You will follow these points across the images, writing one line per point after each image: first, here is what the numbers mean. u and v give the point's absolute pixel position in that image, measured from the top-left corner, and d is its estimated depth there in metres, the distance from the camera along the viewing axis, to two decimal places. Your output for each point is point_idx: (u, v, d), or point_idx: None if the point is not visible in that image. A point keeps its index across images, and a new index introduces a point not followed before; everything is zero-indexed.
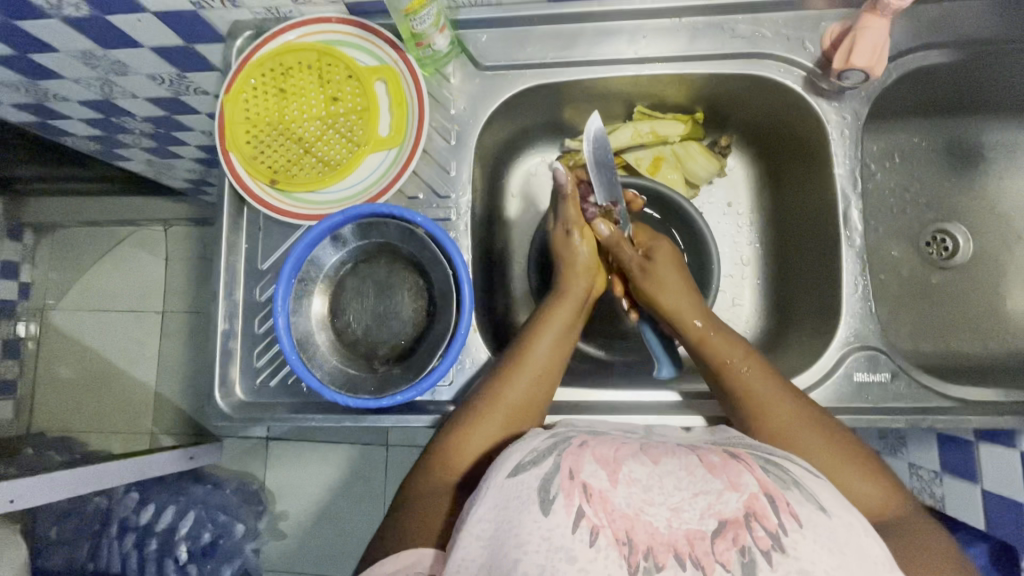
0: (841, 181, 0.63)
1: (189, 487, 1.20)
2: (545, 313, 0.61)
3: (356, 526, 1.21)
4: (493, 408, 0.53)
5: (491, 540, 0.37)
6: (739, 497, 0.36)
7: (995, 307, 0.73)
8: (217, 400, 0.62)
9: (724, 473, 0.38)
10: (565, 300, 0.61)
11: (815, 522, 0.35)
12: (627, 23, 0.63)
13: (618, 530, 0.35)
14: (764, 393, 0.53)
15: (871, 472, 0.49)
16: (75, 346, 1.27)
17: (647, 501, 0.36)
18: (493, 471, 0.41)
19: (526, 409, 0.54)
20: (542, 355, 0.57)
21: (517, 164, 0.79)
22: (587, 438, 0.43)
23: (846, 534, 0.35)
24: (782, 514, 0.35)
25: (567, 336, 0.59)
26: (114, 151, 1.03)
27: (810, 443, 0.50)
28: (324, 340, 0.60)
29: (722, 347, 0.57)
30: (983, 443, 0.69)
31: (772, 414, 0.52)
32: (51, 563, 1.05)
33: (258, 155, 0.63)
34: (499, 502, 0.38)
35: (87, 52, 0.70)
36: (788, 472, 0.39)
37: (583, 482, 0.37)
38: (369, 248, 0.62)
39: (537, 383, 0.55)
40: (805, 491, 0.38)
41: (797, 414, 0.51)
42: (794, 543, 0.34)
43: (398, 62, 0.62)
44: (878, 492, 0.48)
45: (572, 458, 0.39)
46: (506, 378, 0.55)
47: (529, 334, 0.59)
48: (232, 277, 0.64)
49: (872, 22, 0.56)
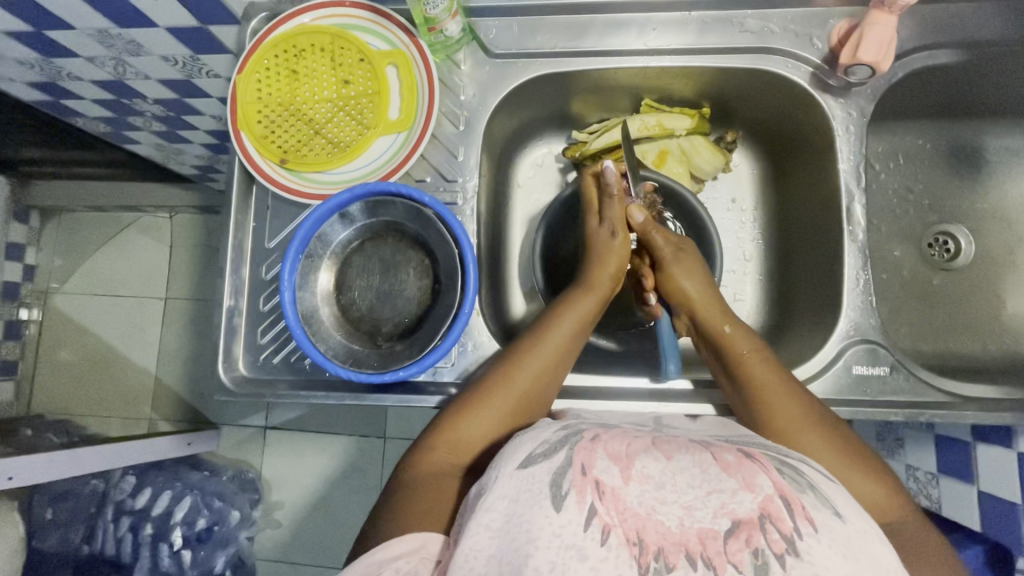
0: (845, 176, 0.64)
1: (186, 473, 1.21)
2: (567, 299, 0.61)
3: (352, 515, 1.21)
4: (504, 390, 0.54)
5: (500, 531, 0.37)
6: (754, 498, 0.36)
7: (996, 310, 0.73)
8: (220, 374, 0.62)
9: (739, 474, 0.38)
10: (590, 288, 0.61)
11: (829, 527, 0.35)
12: (636, 15, 0.64)
13: (629, 529, 0.35)
14: (777, 388, 0.53)
15: (872, 470, 0.49)
16: (75, 329, 1.32)
17: (660, 500, 0.36)
18: (504, 460, 0.42)
19: (534, 392, 0.55)
20: (560, 343, 0.57)
21: (523, 155, 0.79)
22: (598, 432, 0.43)
23: (858, 540, 0.35)
24: (798, 518, 0.35)
25: (586, 325, 0.60)
26: (123, 134, 1.04)
27: (813, 439, 0.50)
28: (328, 315, 0.61)
29: (738, 342, 0.58)
30: (980, 443, 0.69)
31: (783, 409, 0.52)
32: (48, 543, 1.03)
33: (269, 135, 0.64)
34: (510, 492, 0.38)
35: (103, 31, 0.71)
36: (802, 475, 0.39)
37: (595, 478, 0.37)
38: (376, 227, 0.63)
39: (551, 371, 0.56)
40: (821, 495, 0.38)
41: (803, 409, 0.52)
42: (808, 548, 0.34)
43: (409, 46, 0.63)
44: (876, 493, 0.48)
45: (584, 453, 0.39)
46: (518, 361, 0.56)
47: (550, 318, 0.59)
48: (238, 255, 0.64)
49: (880, 18, 0.57)
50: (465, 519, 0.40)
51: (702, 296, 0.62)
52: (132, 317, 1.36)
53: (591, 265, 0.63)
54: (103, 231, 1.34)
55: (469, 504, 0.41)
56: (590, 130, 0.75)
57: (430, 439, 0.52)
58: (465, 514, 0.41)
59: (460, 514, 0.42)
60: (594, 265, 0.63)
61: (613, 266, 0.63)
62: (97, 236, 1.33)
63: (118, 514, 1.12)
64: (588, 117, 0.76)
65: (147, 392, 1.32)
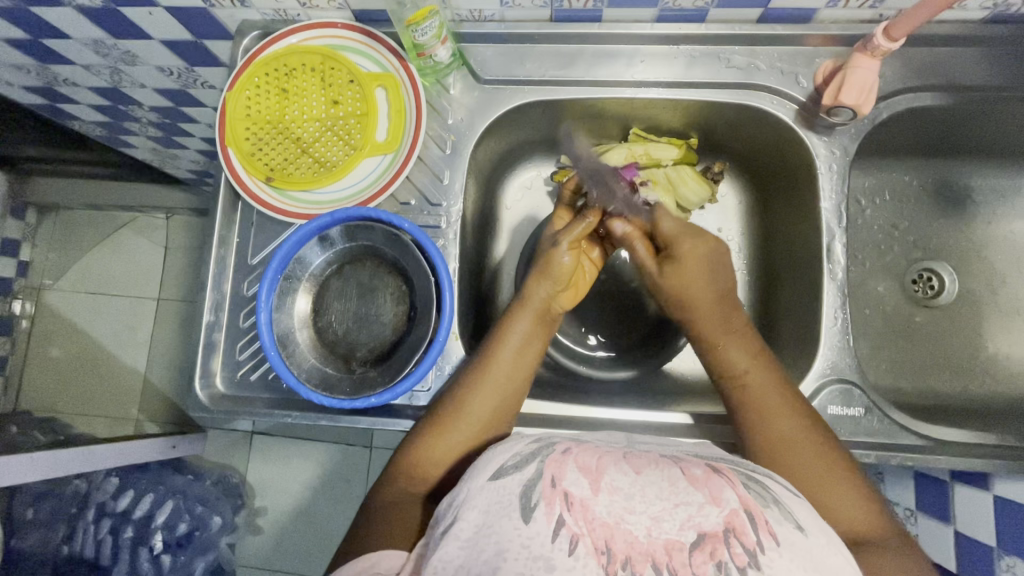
0: (827, 215, 0.64)
1: (169, 477, 1.18)
2: (500, 331, 0.58)
3: (332, 527, 1.20)
4: (455, 419, 0.53)
5: (468, 541, 0.37)
6: (720, 513, 0.36)
7: (977, 349, 0.73)
8: (197, 391, 0.62)
9: (705, 487, 0.38)
10: (523, 306, 0.59)
11: (792, 542, 0.36)
12: (625, 47, 0.65)
13: (597, 539, 0.35)
14: (769, 403, 0.52)
15: (856, 490, 0.48)
16: (66, 325, 1.30)
17: (628, 510, 0.36)
18: (475, 474, 0.41)
19: (491, 417, 0.54)
20: (506, 366, 0.56)
21: (511, 177, 0.80)
22: (571, 445, 0.43)
23: (820, 553, 0.36)
24: (761, 532, 0.36)
25: (530, 345, 0.58)
26: (119, 137, 1.04)
27: (801, 456, 0.49)
28: (305, 337, 0.61)
29: (732, 359, 0.55)
30: (957, 484, 0.69)
31: (777, 426, 0.51)
32: (27, 543, 1.03)
33: (256, 152, 0.64)
34: (482, 503, 0.38)
35: (98, 41, 0.71)
36: (768, 490, 0.40)
37: (564, 490, 0.37)
38: (356, 251, 0.63)
39: (500, 393, 0.55)
40: (784, 509, 0.38)
41: (797, 433, 0.50)
42: (769, 562, 0.34)
43: (399, 70, 0.64)
44: (859, 516, 0.47)
45: (555, 466, 0.39)
46: (474, 390, 0.55)
47: (490, 340, 0.58)
48: (221, 270, 0.65)
49: (862, 62, 0.58)
50: (437, 532, 0.39)
51: (704, 306, 0.56)
52: (125, 316, 1.32)
53: (531, 277, 0.61)
54: (97, 229, 1.32)
55: (440, 523, 0.40)
56: (578, 156, 0.75)
57: (392, 473, 0.52)
58: (432, 534, 0.40)
59: (421, 541, 0.41)
60: (532, 278, 0.61)
61: (541, 291, 0.59)
62: (91, 235, 1.32)
63: (100, 516, 1.10)
64: None
65: (133, 391, 1.28)
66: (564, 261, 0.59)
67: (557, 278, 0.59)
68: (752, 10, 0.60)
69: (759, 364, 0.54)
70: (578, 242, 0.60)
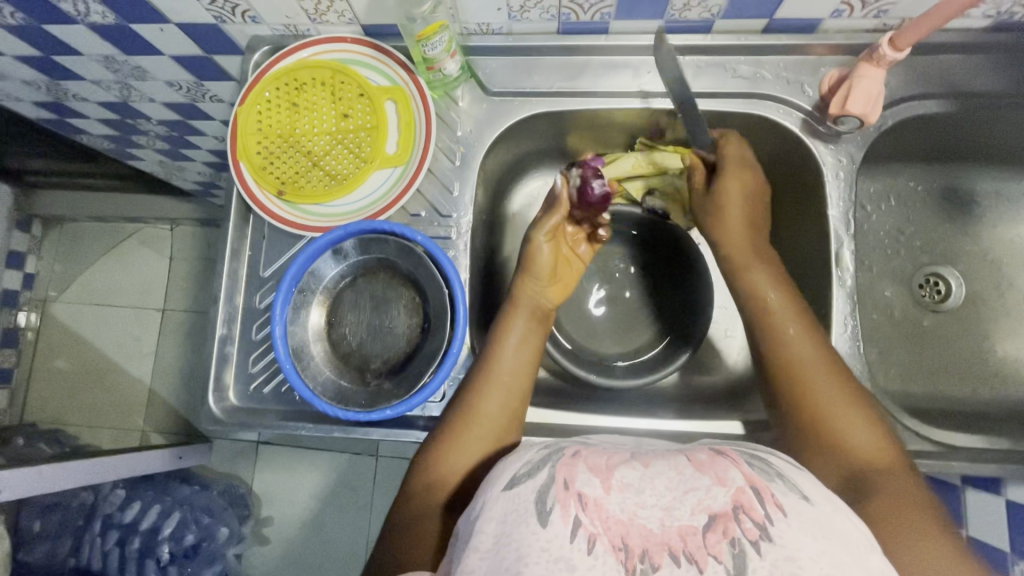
0: (835, 223, 0.65)
1: (177, 487, 1.18)
2: (502, 327, 0.60)
3: (341, 536, 1.20)
4: (467, 422, 0.53)
5: (490, 551, 0.36)
6: (726, 492, 0.37)
7: (985, 352, 0.73)
8: (210, 403, 0.63)
9: (711, 470, 0.38)
10: (517, 307, 0.62)
11: (799, 511, 0.36)
12: (632, 58, 0.66)
13: (613, 536, 0.35)
14: (790, 323, 0.55)
15: (870, 421, 0.50)
16: (72, 337, 1.31)
17: (640, 504, 0.37)
18: (491, 483, 0.41)
19: (503, 421, 0.54)
20: (509, 363, 0.57)
21: (518, 186, 0.80)
22: (579, 449, 0.43)
23: (827, 521, 0.36)
24: (768, 505, 0.36)
25: (532, 340, 0.60)
26: (126, 150, 1.05)
27: (817, 376, 0.52)
28: (318, 350, 0.61)
29: (759, 279, 0.58)
30: (970, 489, 0.69)
31: (798, 349, 0.54)
32: (34, 555, 1.05)
33: (267, 166, 0.64)
34: (499, 513, 0.38)
35: (109, 57, 0.72)
36: (770, 465, 0.40)
37: (577, 492, 0.37)
38: (369, 263, 0.64)
39: (509, 393, 0.55)
40: (788, 482, 0.39)
41: (815, 356, 0.53)
42: (780, 532, 0.34)
43: (409, 83, 0.64)
44: (871, 444, 0.48)
45: (566, 469, 0.39)
46: (481, 392, 0.55)
47: (490, 341, 0.59)
48: (233, 283, 0.65)
49: (869, 71, 0.58)
50: (457, 546, 0.39)
51: (731, 234, 0.62)
52: (129, 326, 1.32)
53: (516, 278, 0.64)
54: (103, 242, 1.33)
55: (462, 535, 0.40)
56: None
57: (411, 483, 0.52)
58: (454, 551, 0.40)
59: (446, 556, 0.41)
60: (518, 278, 0.64)
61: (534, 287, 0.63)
62: (97, 247, 1.32)
63: (106, 528, 1.10)
64: (583, 152, 0.77)
65: (139, 403, 1.28)
66: (543, 255, 0.63)
67: (539, 272, 0.63)
68: (756, 21, 0.61)
69: (782, 289, 0.58)
70: (555, 231, 0.64)
